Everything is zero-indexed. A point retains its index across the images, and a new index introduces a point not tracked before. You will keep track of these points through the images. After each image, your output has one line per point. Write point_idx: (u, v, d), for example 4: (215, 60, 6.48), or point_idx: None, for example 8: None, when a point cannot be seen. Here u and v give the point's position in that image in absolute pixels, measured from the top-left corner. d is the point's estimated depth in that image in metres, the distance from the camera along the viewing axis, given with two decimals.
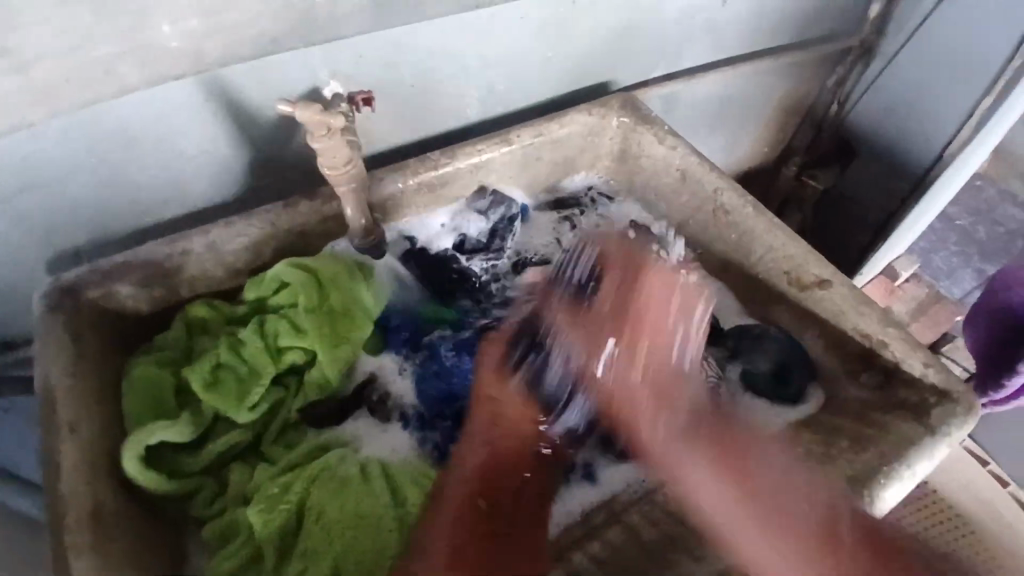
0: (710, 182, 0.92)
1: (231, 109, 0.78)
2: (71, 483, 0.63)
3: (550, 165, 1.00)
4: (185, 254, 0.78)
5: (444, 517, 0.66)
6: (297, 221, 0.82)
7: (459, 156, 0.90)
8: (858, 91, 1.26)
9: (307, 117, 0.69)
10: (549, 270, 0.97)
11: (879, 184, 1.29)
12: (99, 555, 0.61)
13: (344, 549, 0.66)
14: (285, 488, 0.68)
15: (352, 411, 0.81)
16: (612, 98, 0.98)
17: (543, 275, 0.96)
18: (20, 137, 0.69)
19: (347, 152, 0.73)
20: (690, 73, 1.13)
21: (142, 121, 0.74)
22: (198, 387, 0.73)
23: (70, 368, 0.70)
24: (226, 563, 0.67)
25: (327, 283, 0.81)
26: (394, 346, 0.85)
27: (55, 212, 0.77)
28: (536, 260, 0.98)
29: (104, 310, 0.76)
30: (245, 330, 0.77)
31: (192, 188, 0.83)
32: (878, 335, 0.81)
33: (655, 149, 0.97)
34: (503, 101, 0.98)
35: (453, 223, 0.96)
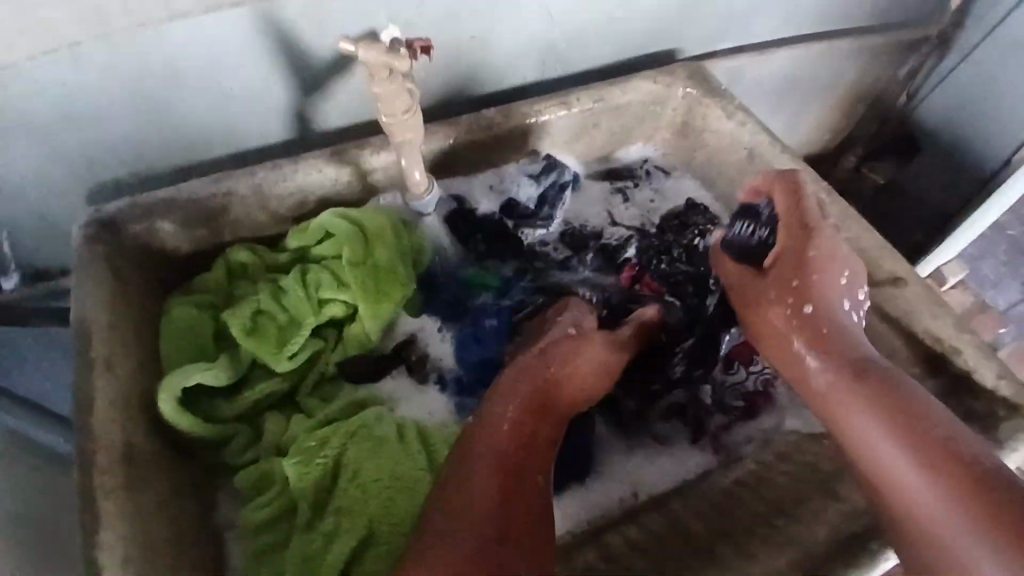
0: (778, 163, 0.87)
1: (287, 48, 0.74)
2: (103, 420, 0.61)
3: (607, 133, 0.95)
4: (230, 195, 0.75)
5: (474, 475, 0.61)
6: (346, 170, 0.79)
7: (515, 117, 0.86)
8: (925, 89, 1.17)
9: (371, 58, 0.64)
10: (599, 243, 0.93)
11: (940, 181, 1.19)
12: (131, 497, 0.60)
13: (380, 511, 0.64)
14: (322, 443, 0.67)
15: (390, 369, 0.78)
16: (680, 67, 0.92)
17: (593, 248, 0.92)
18: (69, 59, 0.66)
19: (406, 100, 0.69)
20: (761, 47, 1.06)
21: (195, 56, 0.71)
22: (238, 333, 0.72)
23: (108, 303, 0.68)
24: (261, 512, 0.66)
25: (372, 236, 0.77)
26: (434, 309, 0.83)
27: (100, 142, 0.75)
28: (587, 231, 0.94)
29: (145, 247, 0.74)
30: (288, 278, 0.75)
31: (240, 128, 0.80)
32: (952, 342, 0.76)
33: (721, 125, 0.91)
34: (564, 62, 0.93)
35: (501, 185, 0.92)
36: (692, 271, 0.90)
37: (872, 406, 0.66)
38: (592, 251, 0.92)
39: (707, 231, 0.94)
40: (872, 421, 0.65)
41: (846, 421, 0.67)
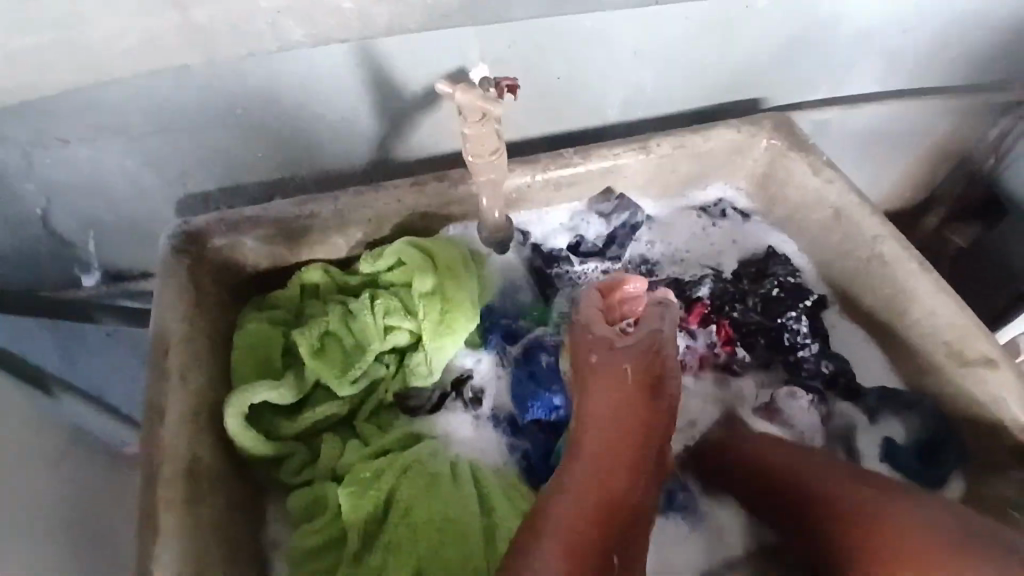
0: (867, 225, 0.83)
1: (378, 79, 0.76)
2: (171, 432, 0.63)
3: (683, 180, 0.93)
4: (310, 217, 0.77)
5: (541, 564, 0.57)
6: (423, 200, 0.80)
7: (592, 158, 0.85)
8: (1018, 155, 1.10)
9: (466, 100, 0.65)
10: (669, 281, 0.91)
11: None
12: (190, 510, 0.61)
13: (429, 551, 0.63)
14: (377, 475, 0.66)
15: (445, 402, 0.78)
16: (767, 118, 0.89)
17: (662, 286, 0.91)
18: (175, 78, 0.69)
19: (494, 141, 0.69)
20: (852, 100, 1.03)
21: (291, 81, 0.73)
22: (305, 353, 0.73)
23: (187, 314, 0.71)
24: (310, 539, 0.66)
25: (443, 267, 0.78)
26: (492, 343, 0.81)
27: (197, 154, 0.79)
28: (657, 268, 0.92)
29: (225, 260, 0.77)
30: (358, 302, 0.76)
31: (325, 150, 0.83)
32: None
33: (806, 180, 0.88)
34: (646, 105, 0.92)
35: (570, 223, 0.92)
36: (766, 322, 0.88)
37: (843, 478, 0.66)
38: (661, 290, 0.90)
39: (788, 283, 0.90)
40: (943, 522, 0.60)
41: (820, 498, 0.66)
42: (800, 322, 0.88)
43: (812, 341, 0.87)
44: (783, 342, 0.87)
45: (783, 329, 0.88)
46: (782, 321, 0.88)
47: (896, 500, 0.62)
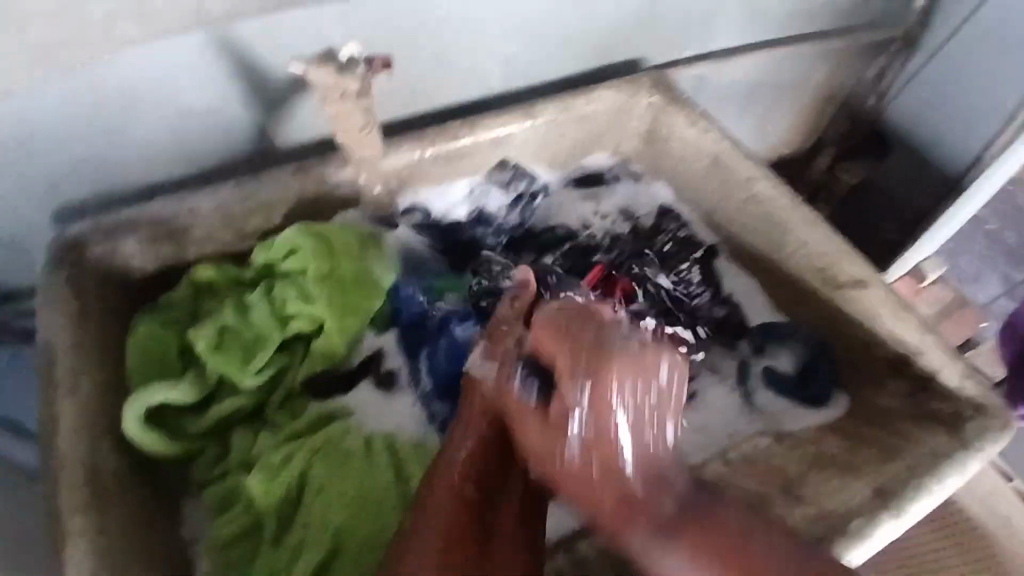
0: (740, 169, 0.88)
1: (242, 69, 0.75)
2: (70, 442, 0.63)
3: (572, 143, 0.95)
4: (193, 215, 0.76)
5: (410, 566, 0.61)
6: (309, 186, 0.80)
7: (480, 129, 0.86)
8: (897, 85, 1.18)
9: (321, 79, 0.69)
10: (574, 242, 0.94)
11: (913, 179, 1.18)
12: (97, 517, 0.61)
13: (347, 522, 0.66)
14: (287, 459, 0.68)
15: (358, 381, 0.79)
16: (643, 75, 0.93)
17: (568, 246, 0.93)
18: (29, 89, 0.67)
19: (359, 117, 0.72)
20: (727, 52, 1.07)
21: (151, 79, 0.71)
22: (203, 351, 0.72)
23: (74, 326, 0.69)
24: (228, 527, 0.68)
25: (339, 251, 0.79)
26: (400, 324, 0.82)
27: (64, 163, 0.75)
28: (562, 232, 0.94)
29: (112, 268, 0.75)
30: (254, 295, 0.76)
31: (206, 148, 0.81)
32: (914, 342, 0.78)
33: (685, 132, 0.92)
34: (530, 73, 0.94)
35: (470, 197, 0.92)
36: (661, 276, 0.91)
37: (580, 453, 0.62)
38: (565, 249, 0.93)
39: (679, 237, 0.95)
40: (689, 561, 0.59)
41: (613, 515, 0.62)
42: (692, 274, 0.92)
43: (704, 290, 0.92)
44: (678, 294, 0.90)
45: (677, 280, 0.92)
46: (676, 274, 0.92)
47: (692, 545, 0.59)
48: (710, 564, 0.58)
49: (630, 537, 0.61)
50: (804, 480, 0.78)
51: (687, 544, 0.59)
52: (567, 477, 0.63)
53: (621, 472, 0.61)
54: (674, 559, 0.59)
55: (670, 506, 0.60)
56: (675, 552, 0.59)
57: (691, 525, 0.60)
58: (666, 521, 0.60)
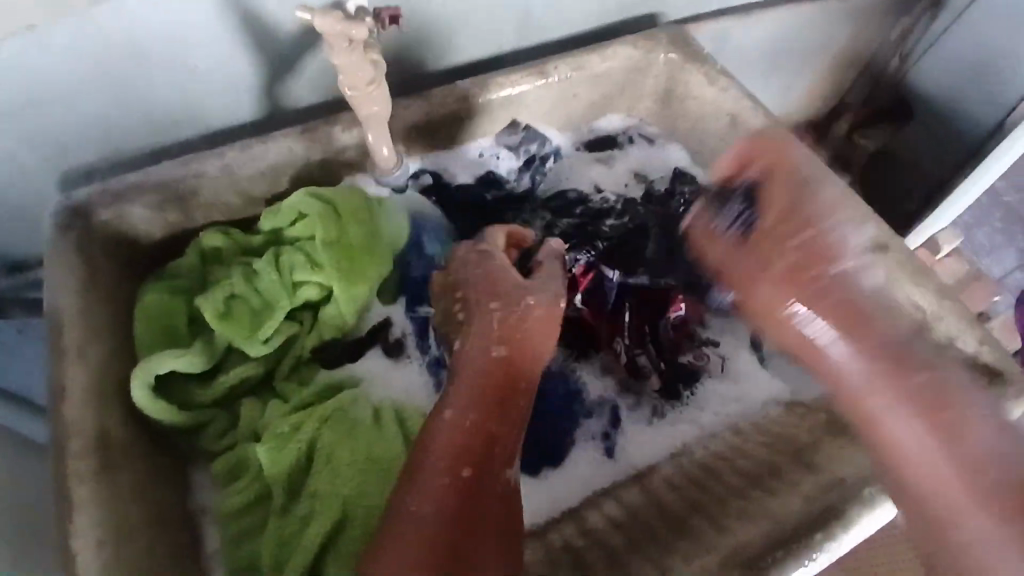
0: (763, 130, 0.84)
1: (249, 24, 0.72)
2: (78, 409, 0.62)
3: (587, 104, 0.92)
4: (198, 176, 0.73)
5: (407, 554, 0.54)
6: (315, 149, 0.77)
7: (490, 88, 0.83)
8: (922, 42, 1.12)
9: (326, 26, 0.61)
10: (586, 205, 0.92)
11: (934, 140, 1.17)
12: (105, 484, 0.60)
13: (354, 492, 0.64)
14: (296, 428, 0.67)
15: (368, 349, 0.78)
16: (662, 32, 0.89)
17: (580, 208, 0.92)
18: (30, 42, 0.64)
19: (368, 73, 0.67)
20: (748, 8, 1.02)
21: (155, 34, 0.68)
22: (210, 319, 0.71)
23: (80, 291, 0.68)
24: (236, 498, 0.66)
25: (345, 216, 0.76)
26: (408, 293, 0.81)
27: (66, 123, 0.72)
28: (572, 195, 0.92)
29: (117, 234, 0.73)
30: (260, 262, 0.74)
31: (211, 108, 0.79)
32: (934, 311, 0.76)
33: (704, 91, 0.88)
34: (542, 30, 0.90)
35: (481, 158, 0.90)
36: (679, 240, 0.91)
37: (839, 323, 0.74)
38: (581, 211, 0.92)
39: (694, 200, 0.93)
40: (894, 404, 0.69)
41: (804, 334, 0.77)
42: None
43: None
44: None
45: None
46: None
47: (924, 413, 0.67)
48: (925, 415, 0.67)
49: (857, 387, 0.72)
50: (817, 446, 0.74)
51: (907, 398, 0.69)
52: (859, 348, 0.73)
53: (833, 354, 0.74)
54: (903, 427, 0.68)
55: (918, 381, 0.69)
56: (888, 400, 0.70)
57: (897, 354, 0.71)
58: (878, 372, 0.71)
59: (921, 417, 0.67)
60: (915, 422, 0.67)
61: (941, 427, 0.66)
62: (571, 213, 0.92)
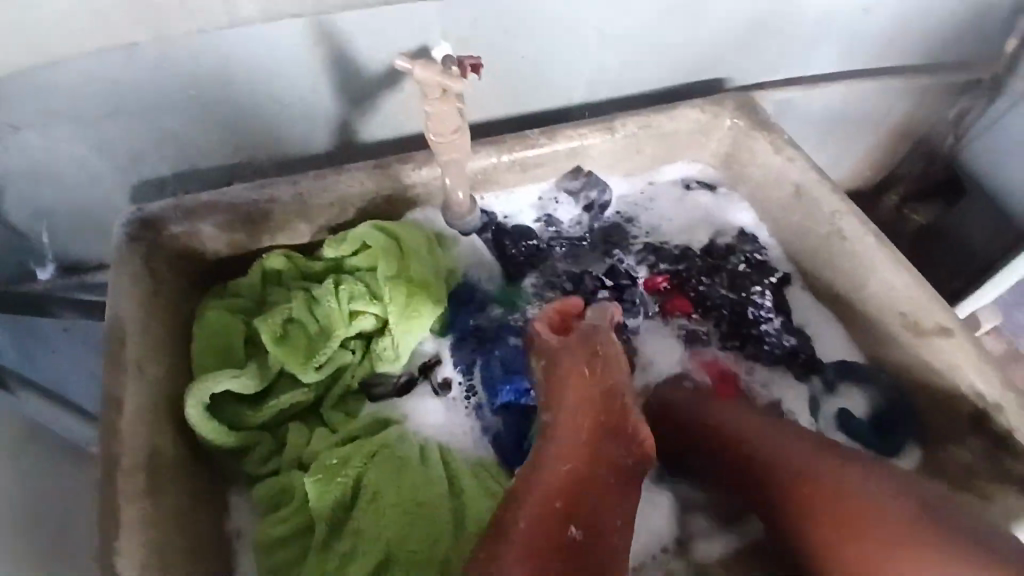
0: (827, 203, 0.84)
1: (337, 60, 0.74)
2: (131, 422, 0.62)
3: (649, 160, 0.93)
4: (270, 202, 0.75)
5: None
6: (385, 183, 0.78)
7: (559, 138, 0.84)
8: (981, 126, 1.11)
9: (425, 77, 0.64)
10: (637, 248, 0.92)
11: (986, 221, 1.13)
12: (150, 500, 0.60)
13: (397, 536, 0.63)
14: (345, 461, 0.66)
15: (415, 385, 0.77)
16: (730, 97, 0.90)
17: (632, 251, 0.92)
18: (126, 56, 0.67)
19: (455, 119, 0.69)
20: (812, 79, 1.03)
21: (245, 59, 0.71)
22: (268, 341, 0.71)
23: (144, 302, 0.69)
24: (276, 528, 0.65)
25: (408, 250, 0.77)
26: (457, 329, 0.80)
27: (148, 135, 0.75)
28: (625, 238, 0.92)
29: (184, 248, 0.75)
30: (321, 289, 0.75)
31: (286, 135, 0.81)
32: (995, 400, 0.72)
33: (768, 159, 0.89)
34: (611, 87, 0.92)
35: (541, 202, 0.91)
36: (733, 296, 0.88)
37: (796, 458, 0.65)
38: (631, 253, 0.92)
39: (754, 260, 0.91)
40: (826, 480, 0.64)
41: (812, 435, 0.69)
42: (764, 297, 0.88)
43: (775, 315, 0.88)
44: (748, 315, 0.87)
45: (748, 302, 0.88)
46: (747, 295, 0.88)
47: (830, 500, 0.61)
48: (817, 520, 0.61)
49: (786, 501, 0.64)
50: None
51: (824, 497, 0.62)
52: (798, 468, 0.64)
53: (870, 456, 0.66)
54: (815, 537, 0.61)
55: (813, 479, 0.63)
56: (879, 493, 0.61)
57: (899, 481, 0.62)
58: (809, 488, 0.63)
59: (828, 530, 0.60)
60: (816, 525, 0.61)
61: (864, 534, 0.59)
62: (623, 256, 0.91)
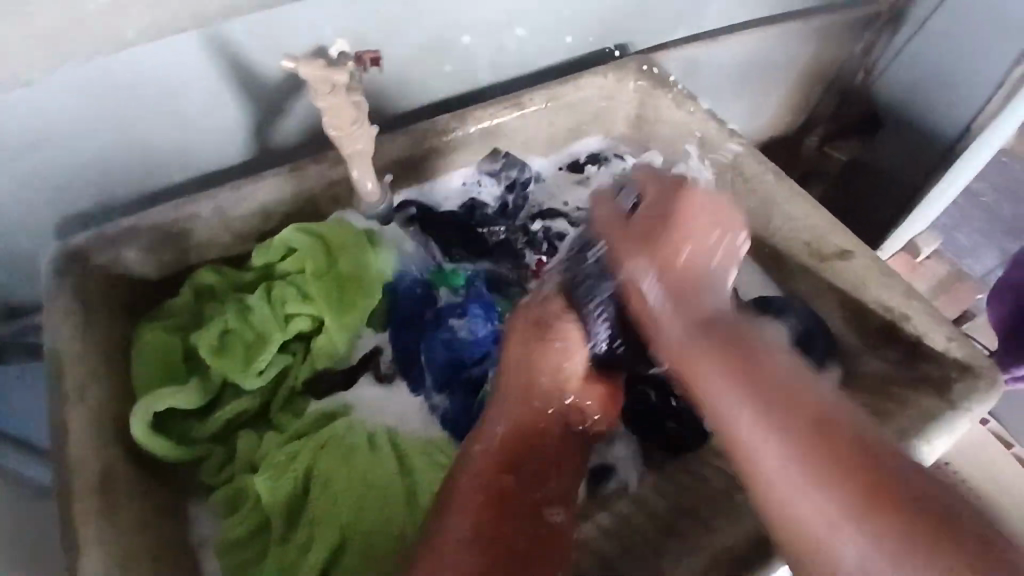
0: (730, 148, 0.89)
1: (236, 70, 0.75)
2: (80, 449, 0.64)
3: (563, 130, 0.96)
4: (191, 219, 0.77)
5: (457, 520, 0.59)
6: (304, 186, 0.80)
7: (470, 121, 0.87)
8: (886, 59, 1.18)
9: (310, 73, 0.66)
10: (566, 220, 0.94)
11: (906, 151, 1.18)
12: (108, 522, 0.62)
13: (352, 518, 0.66)
14: (293, 457, 0.69)
15: (359, 375, 0.79)
16: (630, 60, 0.93)
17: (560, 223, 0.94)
18: (23, 95, 0.67)
19: (352, 111, 0.71)
20: (711, 33, 1.07)
21: (142, 81, 0.71)
22: (207, 355, 0.73)
23: (77, 333, 0.70)
24: (236, 530, 0.68)
25: (335, 250, 0.80)
26: (398, 321, 0.82)
27: (60, 173, 0.75)
28: (550, 211, 0.94)
29: (113, 276, 0.76)
30: (253, 297, 0.77)
31: (201, 153, 0.82)
32: (902, 308, 0.77)
33: (673, 114, 0.93)
34: (516, 65, 0.95)
35: (465, 187, 0.93)
36: None
37: (722, 366, 0.59)
38: (560, 225, 0.93)
39: None
40: (780, 452, 0.52)
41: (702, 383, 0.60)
42: None
43: None
44: None
45: None
46: None
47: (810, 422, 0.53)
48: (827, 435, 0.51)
49: (742, 435, 0.54)
50: None
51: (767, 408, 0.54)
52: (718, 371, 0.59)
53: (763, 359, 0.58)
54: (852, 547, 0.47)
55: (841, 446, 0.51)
56: (785, 460, 0.51)
57: (783, 402, 0.54)
58: (754, 394, 0.55)
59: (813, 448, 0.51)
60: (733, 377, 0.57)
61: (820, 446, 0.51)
62: (552, 226, 0.93)
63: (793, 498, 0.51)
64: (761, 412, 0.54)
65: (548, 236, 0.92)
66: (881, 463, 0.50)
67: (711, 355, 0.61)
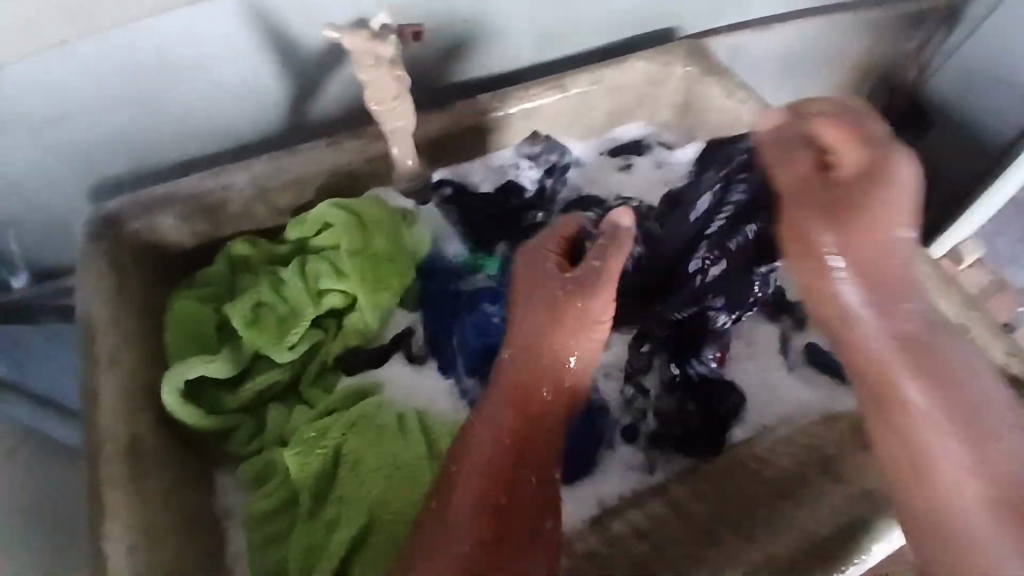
0: None
1: (279, 40, 0.74)
2: (110, 414, 0.64)
3: (605, 116, 0.93)
4: (228, 188, 0.76)
5: (455, 508, 0.59)
6: (342, 161, 0.79)
7: (511, 102, 0.85)
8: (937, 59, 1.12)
9: (355, 43, 0.64)
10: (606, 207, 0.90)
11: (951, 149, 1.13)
12: (135, 489, 0.62)
13: (380, 499, 0.65)
14: (323, 433, 0.68)
15: (389, 356, 0.78)
16: (678, 45, 0.90)
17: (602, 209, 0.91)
18: (65, 53, 0.66)
19: (395, 85, 0.69)
20: (763, 21, 1.03)
21: (184, 46, 0.70)
22: (239, 325, 0.72)
23: (111, 299, 0.70)
24: (263, 503, 0.68)
25: (370, 225, 0.78)
26: (432, 301, 0.80)
27: (101, 137, 0.75)
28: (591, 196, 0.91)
29: (148, 243, 0.76)
30: (286, 270, 0.76)
31: (239, 123, 0.81)
32: (956, 317, 0.74)
33: (721, 103, 0.90)
34: (560, 46, 0.92)
35: (503, 168, 0.90)
36: None
37: (891, 348, 0.60)
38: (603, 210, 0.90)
39: None
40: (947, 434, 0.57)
41: (867, 347, 0.62)
42: None
43: None
44: None
45: None
46: None
47: (965, 427, 0.57)
48: (909, 417, 0.58)
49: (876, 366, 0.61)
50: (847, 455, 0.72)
51: (943, 409, 0.58)
52: (881, 321, 0.61)
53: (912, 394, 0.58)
54: (966, 491, 0.56)
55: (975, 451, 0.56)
56: (953, 444, 0.57)
57: (958, 417, 0.57)
58: (916, 371, 0.59)
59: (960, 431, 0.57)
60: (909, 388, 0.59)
61: (985, 446, 0.56)
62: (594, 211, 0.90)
63: (934, 468, 0.57)
64: (938, 410, 0.58)
65: (591, 222, 0.89)
66: (990, 445, 0.56)
67: (887, 332, 0.61)
